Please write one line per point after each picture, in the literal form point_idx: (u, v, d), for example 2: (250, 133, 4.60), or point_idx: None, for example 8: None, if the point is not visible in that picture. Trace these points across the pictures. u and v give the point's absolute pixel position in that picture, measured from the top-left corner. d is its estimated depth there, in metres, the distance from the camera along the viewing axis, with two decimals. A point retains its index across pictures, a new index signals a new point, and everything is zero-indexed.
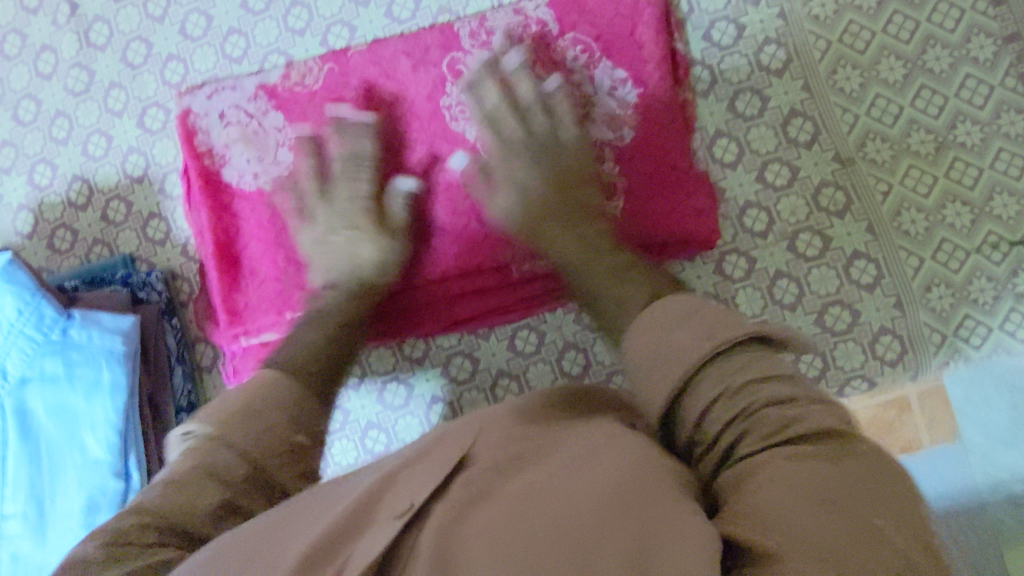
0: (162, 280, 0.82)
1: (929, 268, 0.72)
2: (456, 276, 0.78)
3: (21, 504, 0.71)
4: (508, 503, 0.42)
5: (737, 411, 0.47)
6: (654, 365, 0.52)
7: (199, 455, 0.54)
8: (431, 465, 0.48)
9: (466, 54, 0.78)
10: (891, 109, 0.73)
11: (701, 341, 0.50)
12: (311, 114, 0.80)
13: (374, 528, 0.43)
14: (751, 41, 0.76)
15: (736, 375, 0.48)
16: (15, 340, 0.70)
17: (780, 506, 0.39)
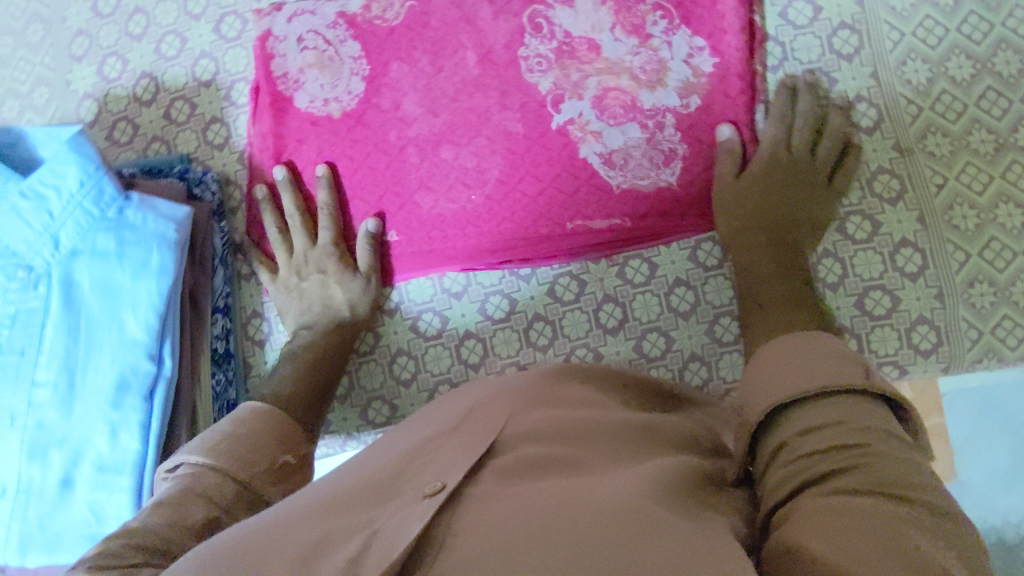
0: (215, 181, 0.83)
1: (974, 264, 0.73)
2: (509, 223, 0.80)
3: (53, 373, 0.71)
4: (533, 499, 0.49)
5: (812, 424, 0.57)
6: (791, 367, 0.62)
7: (189, 476, 0.59)
8: (451, 454, 0.55)
9: (548, 7, 0.80)
10: (955, 106, 0.75)
11: (851, 368, 0.60)
12: (387, 48, 0.82)
13: (408, 503, 0.48)
14: (826, 24, 0.77)
15: (836, 414, 0.57)
16: (73, 211, 0.71)
17: (816, 522, 0.48)
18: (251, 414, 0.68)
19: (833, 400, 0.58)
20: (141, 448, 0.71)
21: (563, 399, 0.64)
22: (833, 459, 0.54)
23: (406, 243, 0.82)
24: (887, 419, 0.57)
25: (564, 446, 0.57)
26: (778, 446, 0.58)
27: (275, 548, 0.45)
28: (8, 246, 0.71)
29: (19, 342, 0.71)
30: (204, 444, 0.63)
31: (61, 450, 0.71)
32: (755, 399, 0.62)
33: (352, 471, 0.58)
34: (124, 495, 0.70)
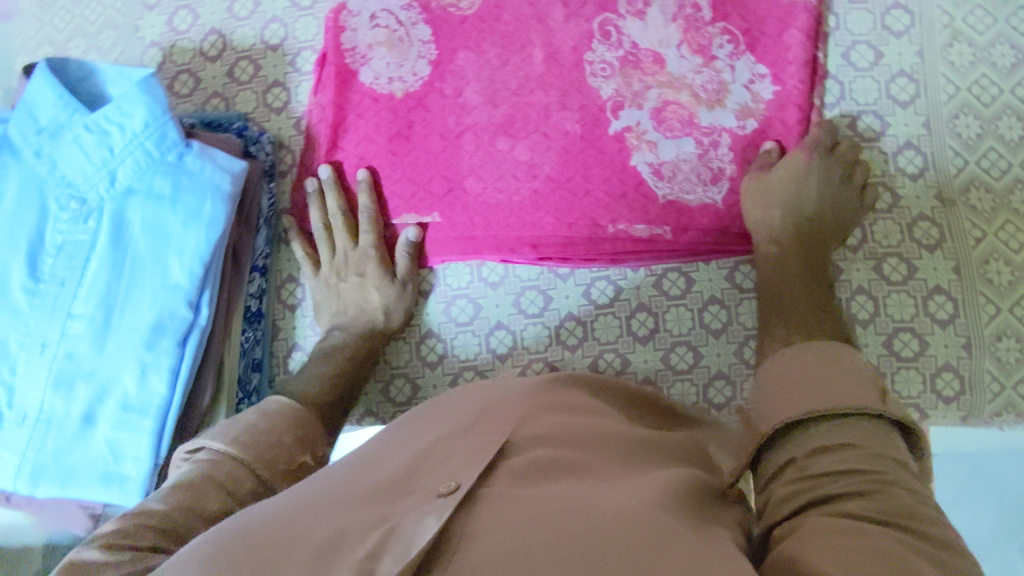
0: (270, 142, 0.84)
1: (1003, 319, 0.75)
2: (552, 221, 0.81)
3: (91, 308, 0.71)
4: (541, 501, 0.50)
5: (823, 447, 0.55)
6: (806, 380, 0.60)
7: (209, 465, 0.61)
8: (463, 453, 0.56)
9: (620, 17, 0.82)
10: (1001, 164, 0.77)
11: (868, 386, 0.58)
12: (457, 35, 0.84)
13: (422, 503, 0.49)
14: (885, 69, 0.80)
15: (848, 437, 0.55)
16: (134, 151, 0.72)
17: (813, 543, 0.47)
18: (274, 410, 0.69)
19: (842, 423, 0.56)
20: (169, 392, 0.71)
21: (573, 409, 0.65)
22: (838, 483, 0.52)
23: (447, 226, 0.82)
24: (898, 443, 0.55)
25: (571, 451, 0.58)
26: (785, 465, 0.56)
27: (292, 546, 0.46)
28: (65, 176, 0.72)
29: (61, 272, 0.71)
30: (227, 435, 0.64)
31: (88, 384, 0.71)
32: (765, 408, 0.61)
33: (367, 466, 0.59)
34: (146, 437, 0.70)
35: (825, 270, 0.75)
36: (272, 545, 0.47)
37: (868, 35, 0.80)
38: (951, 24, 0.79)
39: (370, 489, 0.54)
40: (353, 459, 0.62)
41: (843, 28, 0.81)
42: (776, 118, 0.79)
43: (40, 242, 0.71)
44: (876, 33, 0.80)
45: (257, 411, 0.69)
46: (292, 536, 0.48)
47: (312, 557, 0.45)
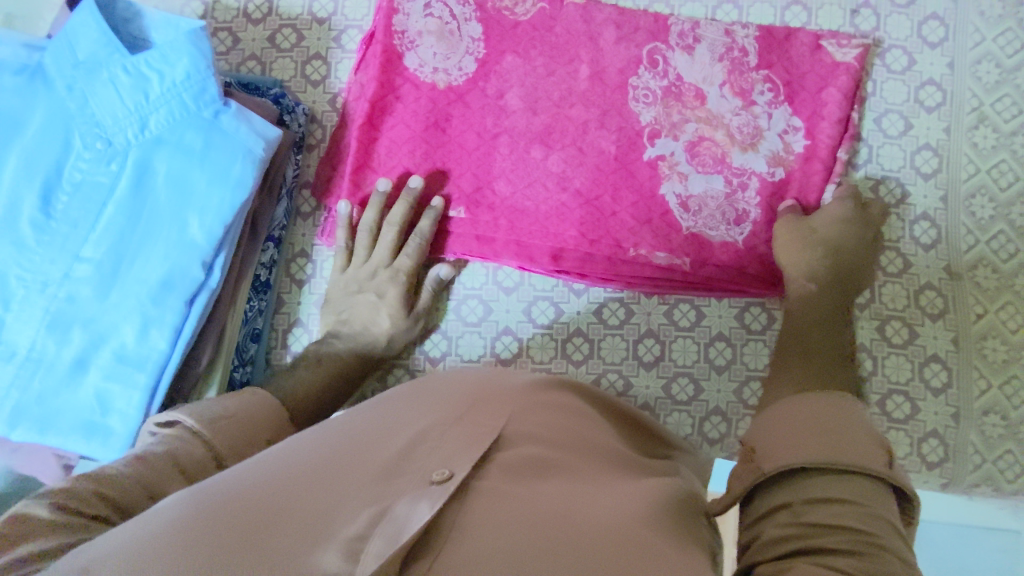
0: (304, 114, 0.83)
1: (993, 395, 0.78)
2: (575, 236, 0.82)
3: (100, 252, 0.69)
4: (538, 503, 0.47)
5: (821, 498, 0.49)
6: (810, 430, 0.55)
7: (178, 444, 0.57)
8: (454, 440, 0.52)
9: (669, 48, 0.83)
10: (1009, 247, 0.80)
11: (876, 446, 0.52)
12: (507, 39, 0.84)
13: (414, 489, 0.45)
14: (913, 141, 0.82)
15: (847, 490, 0.49)
16: (170, 101, 0.70)
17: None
18: (254, 401, 0.68)
19: (844, 476, 0.50)
20: (168, 350, 0.69)
21: (567, 412, 0.62)
22: (828, 536, 0.46)
23: (471, 223, 0.83)
24: (893, 508, 0.49)
25: (563, 453, 0.55)
26: (781, 507, 0.50)
27: (269, 516, 0.42)
28: (94, 115, 0.69)
29: (74, 213, 0.69)
30: (206, 415, 0.62)
31: (85, 330, 0.68)
32: (770, 451, 0.55)
33: (350, 435, 0.54)
34: (138, 392, 0.68)
35: (843, 330, 0.73)
36: (243, 513, 0.42)
37: (901, 105, 0.83)
38: (981, 107, 0.82)
39: (351, 463, 0.49)
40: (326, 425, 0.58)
41: (879, 94, 0.83)
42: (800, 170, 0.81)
43: (57, 178, 0.69)
44: (909, 104, 0.83)
45: (234, 397, 0.67)
46: (267, 506, 0.43)
47: (291, 533, 0.41)
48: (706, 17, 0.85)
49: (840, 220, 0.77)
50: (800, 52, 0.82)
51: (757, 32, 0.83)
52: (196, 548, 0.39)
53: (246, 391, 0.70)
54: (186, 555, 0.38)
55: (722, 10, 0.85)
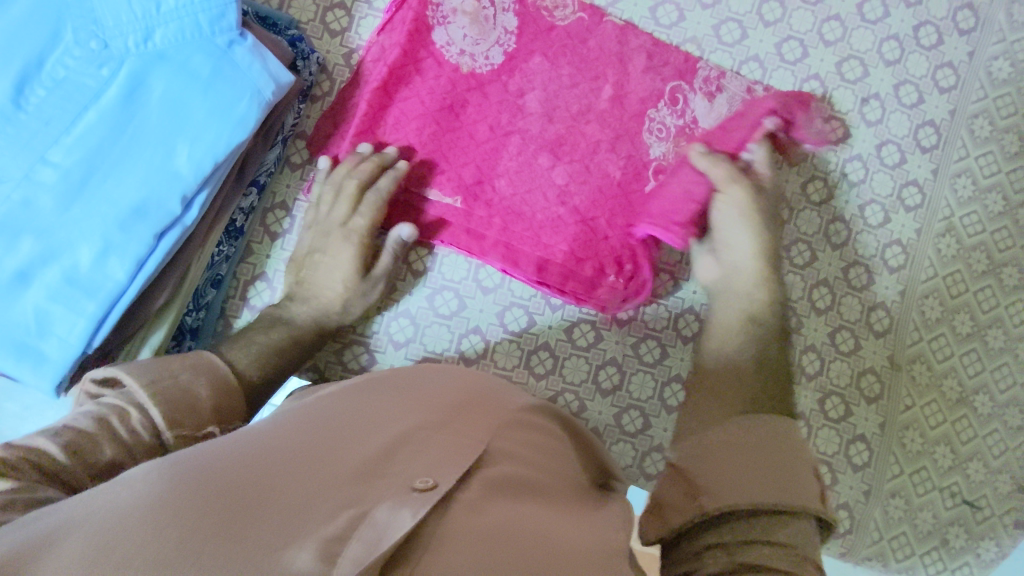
0: (317, 64, 0.79)
1: (902, 480, 0.85)
2: (563, 251, 0.82)
3: (70, 161, 0.63)
4: (515, 526, 0.46)
5: (752, 539, 0.50)
6: (750, 464, 0.55)
7: (106, 409, 0.53)
8: (435, 447, 0.50)
9: (691, 90, 0.84)
10: (945, 350, 0.87)
11: (812, 484, 0.55)
12: (539, 40, 0.83)
13: (396, 494, 0.44)
14: (888, 233, 0.87)
15: (777, 531, 0.51)
16: (183, 17, 0.64)
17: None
18: (201, 370, 0.62)
19: (778, 519, 0.51)
20: (126, 281, 0.64)
21: (539, 431, 0.63)
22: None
23: (464, 214, 0.81)
24: (814, 540, 0.52)
25: (537, 475, 0.55)
26: (714, 546, 0.51)
27: (246, 507, 0.40)
28: (94, 11, 0.63)
29: (48, 111, 0.63)
30: (146, 374, 0.57)
31: (36, 241, 0.62)
32: (710, 486, 0.54)
33: (327, 424, 0.52)
34: (83, 319, 0.63)
35: (781, 336, 0.71)
36: (219, 497, 0.40)
37: (885, 198, 0.87)
38: (952, 217, 0.88)
39: (331, 453, 0.47)
40: (301, 409, 0.56)
41: (869, 183, 0.87)
42: (723, 137, 0.81)
43: (37, 69, 0.62)
44: (891, 199, 0.87)
45: (178, 358, 0.62)
46: (245, 492, 0.42)
47: (270, 522, 0.39)
48: (731, 69, 0.86)
49: (766, 213, 0.78)
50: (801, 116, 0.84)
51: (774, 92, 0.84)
52: (168, 530, 0.37)
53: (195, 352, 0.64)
54: (158, 537, 0.36)
55: (747, 67, 0.87)
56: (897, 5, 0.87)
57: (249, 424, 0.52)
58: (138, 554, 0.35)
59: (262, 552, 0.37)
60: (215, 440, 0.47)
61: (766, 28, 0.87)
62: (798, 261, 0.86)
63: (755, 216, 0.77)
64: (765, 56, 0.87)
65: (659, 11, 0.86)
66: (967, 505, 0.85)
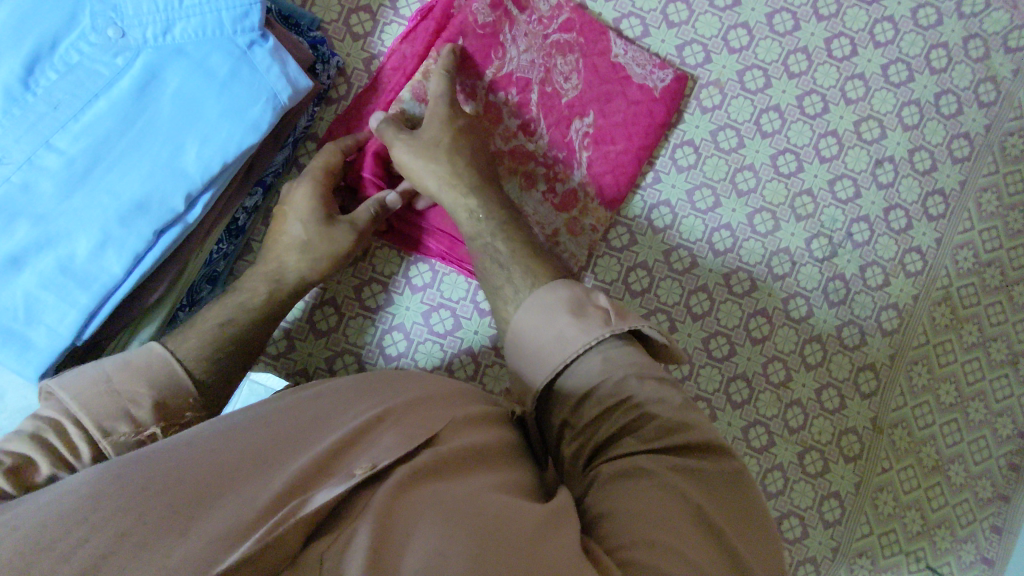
0: (337, 68, 0.78)
1: (871, 541, 0.86)
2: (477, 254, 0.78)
3: (76, 149, 0.62)
4: (452, 499, 0.46)
5: (580, 403, 0.59)
6: (536, 350, 0.62)
7: (45, 423, 0.53)
8: (384, 434, 0.51)
9: (631, 75, 0.82)
10: (927, 417, 0.88)
11: (592, 325, 0.61)
12: (560, 63, 0.81)
13: (335, 481, 0.45)
14: (885, 297, 0.87)
15: (593, 376, 0.59)
16: (204, 14, 0.62)
17: (599, 498, 0.53)
18: (138, 366, 0.58)
19: (584, 367, 0.60)
20: (122, 275, 0.63)
21: (495, 417, 0.62)
22: (606, 423, 0.58)
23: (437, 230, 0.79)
24: (628, 350, 0.61)
25: (490, 460, 0.54)
26: (563, 424, 0.60)
27: (186, 503, 0.41)
28: None
29: (58, 95, 0.61)
30: (77, 388, 0.54)
31: (32, 227, 0.61)
32: (524, 385, 0.63)
33: (286, 419, 0.53)
34: (74, 310, 0.62)
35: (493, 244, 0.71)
36: (164, 491, 0.42)
37: (886, 262, 0.87)
38: (950, 287, 0.88)
39: (283, 449, 0.48)
40: (267, 404, 0.57)
41: (872, 245, 0.87)
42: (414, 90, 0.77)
43: (49, 51, 0.61)
44: (893, 263, 0.87)
45: (114, 359, 0.57)
46: (191, 486, 0.43)
47: (210, 515, 0.41)
48: (749, 116, 0.85)
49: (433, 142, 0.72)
50: (697, 117, 0.85)
51: (582, 66, 0.81)
52: (108, 523, 0.39)
53: (138, 347, 0.60)
54: (98, 533, 0.38)
55: (767, 116, 0.86)
56: (921, 71, 0.87)
57: (215, 420, 0.53)
58: (77, 550, 0.37)
59: (196, 545, 0.38)
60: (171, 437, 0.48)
61: (789, 80, 0.86)
62: (794, 314, 0.86)
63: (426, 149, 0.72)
64: (786, 107, 0.86)
65: (685, 50, 0.85)
66: (930, 570, 0.87)
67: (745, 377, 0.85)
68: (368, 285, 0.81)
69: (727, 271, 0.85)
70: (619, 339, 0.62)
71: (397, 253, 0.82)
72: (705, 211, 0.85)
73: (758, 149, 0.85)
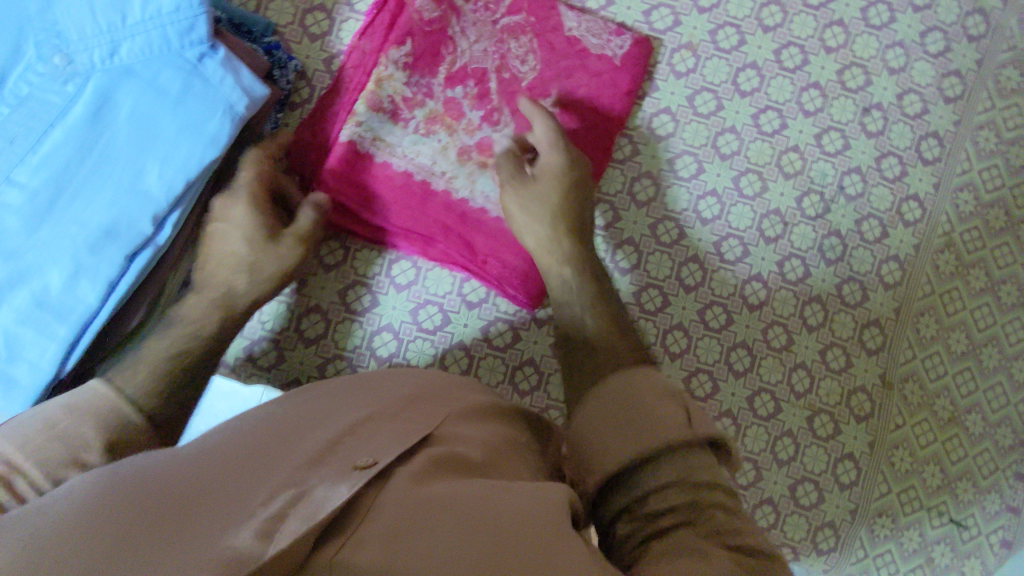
0: (295, 71, 0.76)
1: (889, 499, 0.84)
2: (459, 246, 0.77)
3: (37, 181, 0.61)
4: (457, 494, 0.44)
5: (647, 492, 0.50)
6: (607, 426, 0.55)
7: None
8: (379, 434, 0.49)
9: (590, 47, 0.79)
10: (939, 368, 0.85)
11: (674, 411, 0.54)
12: (515, 44, 0.79)
13: (332, 474, 0.43)
14: (884, 249, 0.84)
15: (667, 471, 0.51)
16: (148, 31, 0.61)
17: (649, 573, 0.43)
18: (85, 408, 0.55)
19: (664, 460, 0.52)
20: (98, 304, 0.63)
21: (494, 423, 0.59)
22: (671, 515, 0.49)
23: (406, 231, 0.77)
24: (709, 457, 0.53)
25: (488, 456, 0.52)
26: (619, 512, 0.51)
27: (179, 514, 0.39)
28: (57, 24, 0.60)
29: (13, 128, 0.60)
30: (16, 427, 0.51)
31: (3, 264, 0.61)
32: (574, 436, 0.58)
33: (276, 430, 0.51)
34: (53, 343, 0.62)
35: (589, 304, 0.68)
36: (151, 507, 0.39)
37: (883, 213, 0.84)
38: (952, 232, 0.85)
39: (276, 457, 0.46)
40: (255, 417, 0.55)
41: (866, 196, 0.84)
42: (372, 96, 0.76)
43: None
44: (890, 213, 0.84)
45: (56, 406, 0.54)
46: (183, 497, 0.41)
47: (202, 520, 0.38)
48: (726, 76, 0.83)
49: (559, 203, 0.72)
50: (671, 82, 0.82)
51: (535, 46, 0.79)
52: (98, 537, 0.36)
53: (83, 387, 0.57)
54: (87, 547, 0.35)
55: (744, 74, 0.83)
56: (902, 11, 0.84)
57: (199, 437, 0.51)
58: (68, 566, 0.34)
59: (193, 545, 0.36)
60: (160, 456, 0.46)
61: (764, 34, 0.83)
62: (791, 277, 0.83)
63: (547, 211, 0.72)
64: (764, 63, 0.83)
65: (653, 13, 0.82)
66: (954, 524, 0.85)
67: (746, 344, 0.83)
68: (352, 289, 0.80)
69: (717, 239, 0.83)
70: (702, 447, 0.53)
71: (377, 253, 0.81)
72: (688, 178, 0.82)
73: (738, 110, 0.83)
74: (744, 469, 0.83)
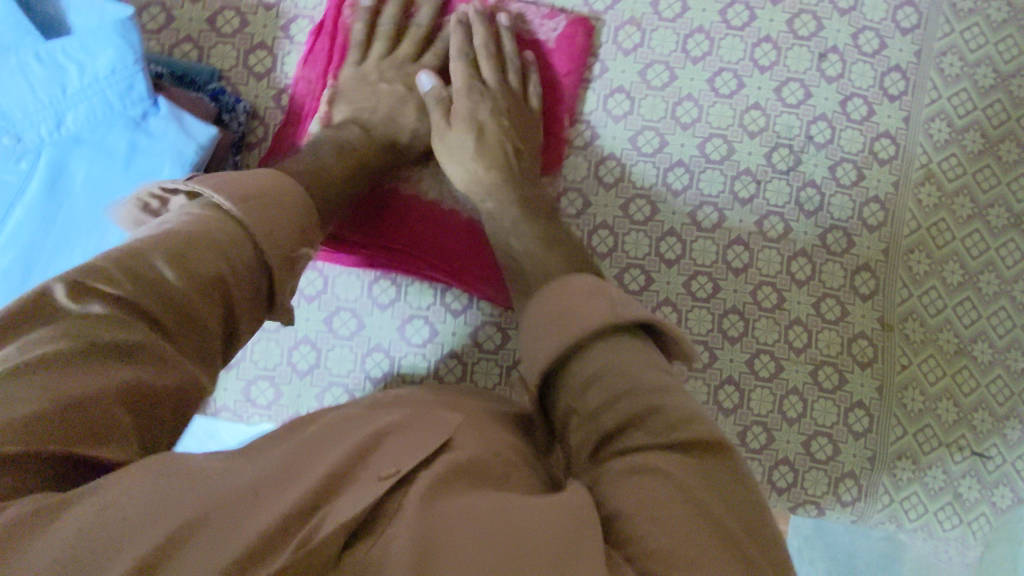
0: (245, 112, 0.77)
1: (907, 442, 0.83)
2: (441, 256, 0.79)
3: (7, 261, 0.62)
4: (480, 512, 0.41)
5: (586, 396, 0.51)
6: (542, 335, 0.55)
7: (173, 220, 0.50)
8: (401, 436, 0.45)
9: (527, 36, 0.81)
10: (937, 303, 0.84)
11: (598, 297, 0.55)
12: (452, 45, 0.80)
13: (357, 485, 0.40)
14: (863, 192, 0.83)
15: (600, 361, 0.51)
16: (89, 97, 0.62)
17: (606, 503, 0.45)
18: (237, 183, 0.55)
19: (597, 347, 0.52)
20: None
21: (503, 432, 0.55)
22: (612, 413, 0.49)
23: (403, 252, 0.79)
24: (639, 335, 0.54)
25: (505, 466, 0.48)
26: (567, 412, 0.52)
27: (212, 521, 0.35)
28: None
29: None
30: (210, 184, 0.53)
31: None
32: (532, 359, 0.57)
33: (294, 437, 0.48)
34: None
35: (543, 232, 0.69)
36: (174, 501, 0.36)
37: (856, 156, 0.83)
38: (930, 164, 0.84)
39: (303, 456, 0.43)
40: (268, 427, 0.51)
41: (837, 142, 0.83)
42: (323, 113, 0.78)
43: None
44: (863, 155, 0.83)
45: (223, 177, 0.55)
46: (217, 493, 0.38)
47: (236, 529, 0.35)
48: (675, 45, 0.82)
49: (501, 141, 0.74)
50: (621, 60, 0.82)
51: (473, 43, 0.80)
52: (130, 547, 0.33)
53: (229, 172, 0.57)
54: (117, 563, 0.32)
55: (693, 40, 0.82)
56: None
57: None
58: None
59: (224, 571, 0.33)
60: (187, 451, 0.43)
61: None
62: (772, 235, 0.82)
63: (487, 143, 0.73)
64: (711, 26, 0.82)
65: None
66: (977, 456, 0.84)
67: (737, 309, 0.82)
68: (337, 316, 0.81)
69: (692, 209, 0.82)
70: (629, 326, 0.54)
71: (356, 277, 0.81)
72: (653, 153, 0.82)
73: (692, 77, 0.82)
74: (755, 433, 0.83)
